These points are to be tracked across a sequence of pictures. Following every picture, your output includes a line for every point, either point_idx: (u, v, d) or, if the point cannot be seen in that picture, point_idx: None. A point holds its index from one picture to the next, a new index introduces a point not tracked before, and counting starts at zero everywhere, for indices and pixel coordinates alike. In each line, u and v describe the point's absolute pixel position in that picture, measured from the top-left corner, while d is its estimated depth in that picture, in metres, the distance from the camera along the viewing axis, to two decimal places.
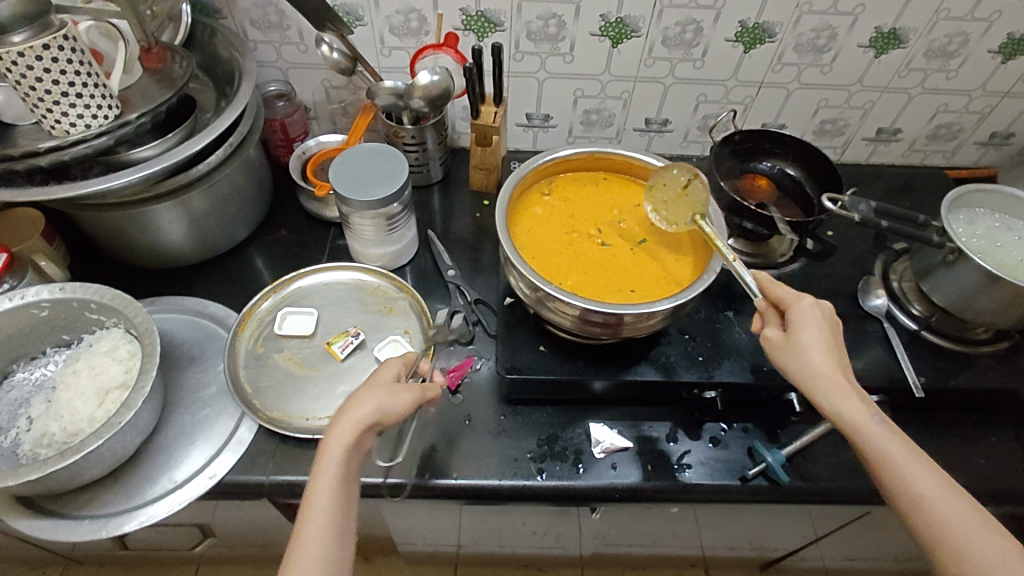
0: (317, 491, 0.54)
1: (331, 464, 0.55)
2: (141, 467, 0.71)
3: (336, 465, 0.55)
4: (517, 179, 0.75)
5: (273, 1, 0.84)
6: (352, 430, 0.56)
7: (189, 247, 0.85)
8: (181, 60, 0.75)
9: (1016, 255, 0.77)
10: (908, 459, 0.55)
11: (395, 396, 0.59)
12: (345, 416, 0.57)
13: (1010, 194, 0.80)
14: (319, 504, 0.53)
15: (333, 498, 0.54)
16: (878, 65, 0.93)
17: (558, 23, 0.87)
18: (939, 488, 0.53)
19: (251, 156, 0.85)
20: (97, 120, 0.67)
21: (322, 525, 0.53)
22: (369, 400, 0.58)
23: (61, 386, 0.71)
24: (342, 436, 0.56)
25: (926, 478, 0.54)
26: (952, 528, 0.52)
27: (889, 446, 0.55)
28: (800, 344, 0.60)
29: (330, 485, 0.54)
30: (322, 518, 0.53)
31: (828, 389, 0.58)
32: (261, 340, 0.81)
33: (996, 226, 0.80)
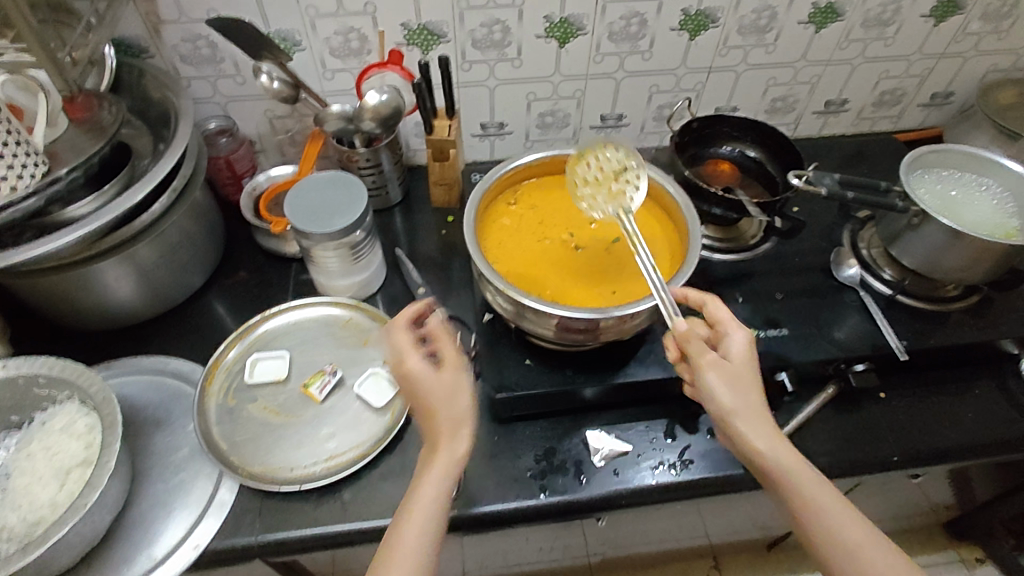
0: (420, 499, 0.54)
1: (436, 479, 0.54)
2: (115, 547, 0.65)
3: (445, 476, 0.55)
4: (481, 191, 0.73)
5: (204, 35, 0.80)
6: (455, 434, 0.56)
7: (141, 303, 0.79)
8: (110, 105, 0.70)
9: (975, 211, 0.79)
10: (830, 503, 0.54)
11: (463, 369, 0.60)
12: (437, 424, 0.57)
13: (963, 152, 0.82)
14: (422, 515, 0.53)
15: (440, 510, 0.54)
16: (819, 39, 0.94)
17: (502, 29, 0.86)
18: (863, 534, 0.53)
19: (197, 199, 0.80)
20: (24, 180, 0.61)
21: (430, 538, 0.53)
22: (455, 398, 0.58)
23: (15, 473, 0.65)
24: (447, 450, 0.56)
25: (848, 524, 0.53)
26: (875, 574, 0.52)
27: (816, 490, 0.55)
28: (716, 382, 0.57)
29: (432, 506, 0.54)
30: (418, 542, 0.52)
31: (752, 429, 0.56)
32: (231, 392, 0.76)
33: (952, 184, 0.82)
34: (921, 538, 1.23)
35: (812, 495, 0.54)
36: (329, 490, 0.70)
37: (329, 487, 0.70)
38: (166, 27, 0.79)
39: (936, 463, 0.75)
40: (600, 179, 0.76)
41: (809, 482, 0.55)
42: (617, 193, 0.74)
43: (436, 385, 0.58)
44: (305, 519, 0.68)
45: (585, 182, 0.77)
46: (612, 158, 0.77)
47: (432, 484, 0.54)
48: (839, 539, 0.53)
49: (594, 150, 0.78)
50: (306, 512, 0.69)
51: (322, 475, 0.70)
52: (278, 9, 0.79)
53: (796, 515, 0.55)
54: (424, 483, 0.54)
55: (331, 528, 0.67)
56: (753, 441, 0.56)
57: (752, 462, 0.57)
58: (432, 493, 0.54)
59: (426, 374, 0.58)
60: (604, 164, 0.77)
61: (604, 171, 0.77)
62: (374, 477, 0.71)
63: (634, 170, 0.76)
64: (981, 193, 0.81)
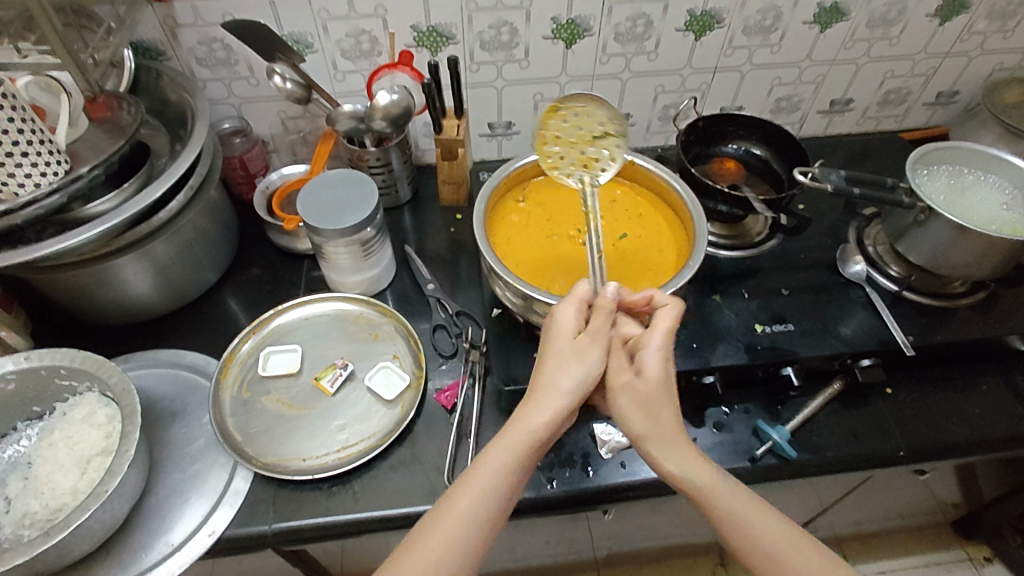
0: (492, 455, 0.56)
1: (509, 449, 0.56)
2: (133, 534, 0.67)
3: (519, 448, 0.56)
4: (490, 188, 0.75)
5: (219, 38, 0.82)
6: (550, 408, 0.57)
7: (157, 298, 0.81)
8: (129, 106, 0.72)
9: (980, 207, 0.79)
10: (748, 514, 0.55)
11: (597, 346, 0.59)
12: (541, 395, 0.58)
13: (967, 148, 0.82)
14: (492, 469, 0.55)
15: (505, 481, 0.55)
16: (824, 39, 0.95)
17: (510, 31, 0.87)
18: (782, 542, 0.55)
19: (212, 198, 0.82)
20: (47, 178, 0.64)
21: (491, 493, 0.55)
22: (567, 371, 0.58)
23: (37, 461, 0.67)
24: (528, 421, 0.57)
25: (767, 532, 0.55)
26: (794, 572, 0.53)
27: (734, 502, 0.56)
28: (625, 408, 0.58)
29: (496, 473, 0.55)
30: (475, 496, 0.55)
31: (664, 453, 0.57)
32: (245, 384, 0.78)
33: (957, 181, 0.82)
34: (929, 538, 1.22)
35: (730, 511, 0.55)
36: (341, 481, 0.71)
37: (341, 477, 0.71)
38: (183, 30, 0.81)
39: (941, 457, 0.75)
40: (572, 141, 0.75)
41: (726, 495, 0.56)
42: (590, 159, 0.74)
43: (559, 353, 0.59)
44: (317, 509, 0.70)
45: (555, 138, 0.76)
46: (591, 117, 0.77)
47: (498, 454, 0.56)
48: (762, 551, 0.54)
49: (570, 106, 0.78)
50: (318, 501, 0.70)
51: (333, 465, 0.72)
52: (291, 12, 0.81)
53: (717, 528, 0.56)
54: (494, 447, 0.56)
55: (343, 517, 0.69)
56: (668, 465, 0.57)
57: (669, 484, 0.58)
58: (495, 465, 0.55)
59: (561, 339, 0.60)
60: (580, 123, 0.77)
61: (574, 130, 0.76)
62: (385, 468, 0.72)
63: (611, 134, 0.76)
64: (993, 192, 0.81)
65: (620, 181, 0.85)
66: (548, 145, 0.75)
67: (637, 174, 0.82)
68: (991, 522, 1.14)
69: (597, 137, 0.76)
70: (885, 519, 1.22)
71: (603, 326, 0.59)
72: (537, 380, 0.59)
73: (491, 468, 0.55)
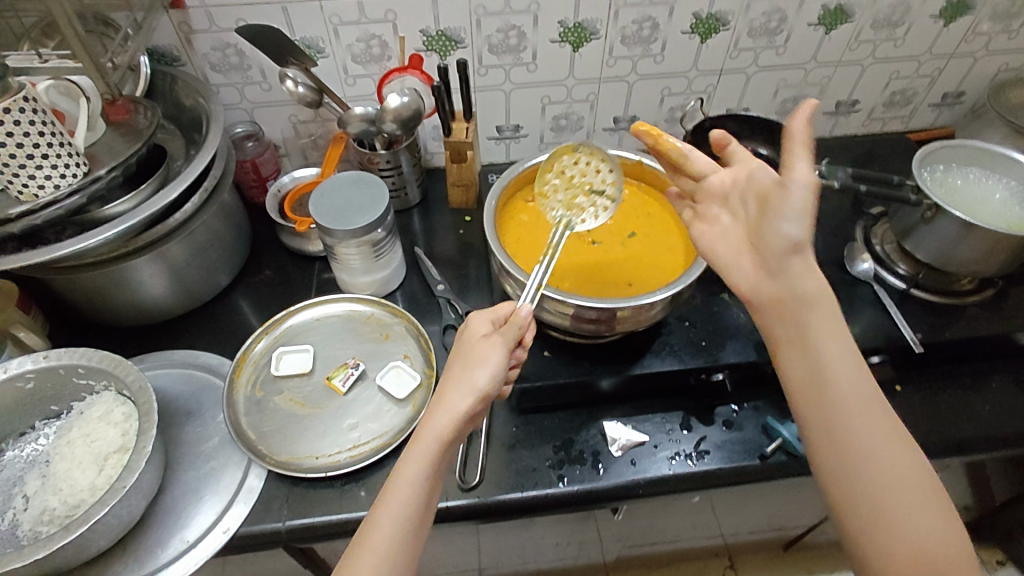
0: (405, 467, 0.54)
1: (421, 454, 0.54)
2: (149, 531, 0.68)
3: (429, 453, 0.54)
4: (500, 189, 0.76)
5: (232, 43, 0.84)
6: (453, 408, 0.55)
7: (172, 299, 0.82)
8: (146, 110, 0.73)
9: (987, 205, 0.79)
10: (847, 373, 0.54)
11: (499, 341, 0.58)
12: (447, 397, 0.56)
13: (976, 147, 0.83)
14: (404, 483, 0.53)
15: (416, 487, 0.54)
16: (829, 41, 0.96)
17: (518, 34, 0.88)
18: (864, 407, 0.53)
19: (226, 200, 0.84)
20: (66, 179, 0.65)
21: (408, 507, 0.53)
22: (471, 373, 0.56)
23: (55, 459, 0.68)
24: (432, 427, 0.55)
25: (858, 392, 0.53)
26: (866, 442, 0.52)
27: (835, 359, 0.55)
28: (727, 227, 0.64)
29: (411, 484, 0.53)
30: (394, 514, 0.53)
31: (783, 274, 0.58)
32: (258, 384, 0.79)
33: (965, 179, 0.83)
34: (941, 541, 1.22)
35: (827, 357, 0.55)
36: (354, 479, 0.72)
37: (353, 475, 0.72)
38: (197, 36, 0.83)
39: (952, 454, 0.75)
40: (570, 186, 0.77)
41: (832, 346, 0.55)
42: (579, 206, 0.76)
43: (464, 360, 0.58)
44: (330, 506, 0.70)
45: (560, 175, 0.78)
46: (598, 173, 0.77)
47: (410, 459, 0.54)
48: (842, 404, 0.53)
49: (587, 153, 0.78)
50: (331, 499, 0.71)
51: (346, 463, 0.72)
52: (303, 17, 0.82)
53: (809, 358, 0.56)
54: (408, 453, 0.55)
55: (354, 514, 0.69)
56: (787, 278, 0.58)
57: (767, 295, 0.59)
58: (406, 477, 0.54)
59: (469, 347, 0.59)
60: (586, 173, 0.77)
61: (580, 175, 0.78)
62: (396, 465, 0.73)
63: (606, 192, 0.75)
64: (999, 191, 0.81)
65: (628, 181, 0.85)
66: (549, 177, 0.79)
67: (645, 174, 0.83)
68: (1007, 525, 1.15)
69: (597, 191, 0.76)
70: None
71: (510, 329, 0.59)
72: (444, 385, 0.57)
73: (405, 479, 0.54)
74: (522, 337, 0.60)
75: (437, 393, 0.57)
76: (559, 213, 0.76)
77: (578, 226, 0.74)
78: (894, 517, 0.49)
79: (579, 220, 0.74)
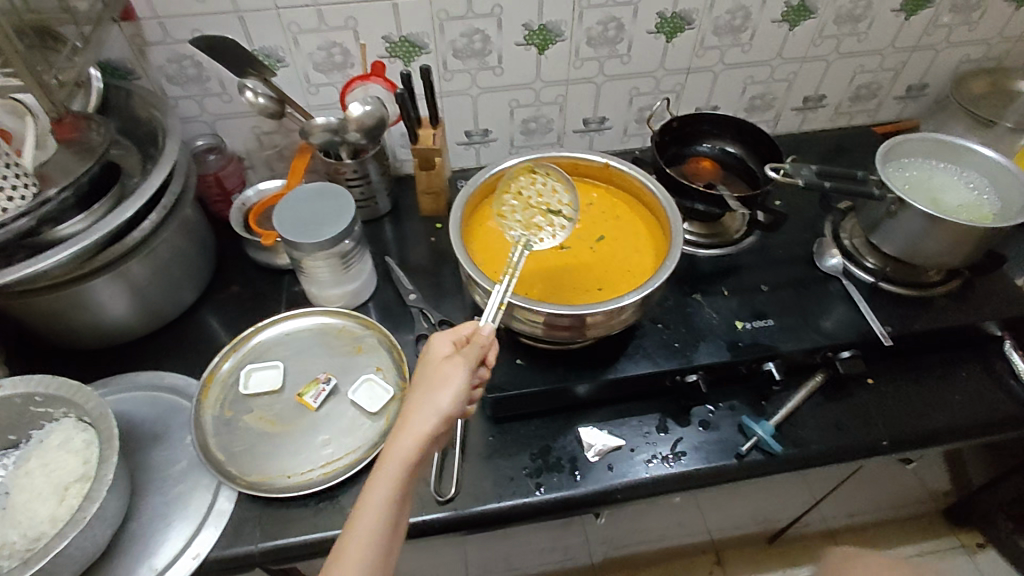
0: (370, 495, 0.53)
1: (386, 482, 0.53)
2: (116, 560, 0.66)
3: (395, 479, 0.53)
4: (465, 198, 0.74)
5: (189, 54, 0.82)
6: (417, 431, 0.54)
7: (134, 319, 0.80)
8: (98, 126, 0.71)
9: (947, 197, 0.80)
10: None
11: (461, 361, 0.57)
12: (411, 420, 0.54)
13: (938, 139, 0.83)
14: (371, 511, 0.52)
15: (381, 512, 0.53)
16: (793, 37, 0.96)
17: (482, 38, 0.87)
18: None
19: (188, 216, 0.82)
20: (14, 202, 0.63)
21: (376, 534, 0.52)
22: (435, 395, 0.55)
23: (14, 490, 0.66)
24: (396, 453, 0.54)
25: None
26: None
27: None
28: None
29: (379, 511, 0.53)
30: (361, 542, 0.52)
31: None
32: (227, 403, 0.77)
33: (927, 171, 0.84)
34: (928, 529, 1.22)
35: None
36: (327, 497, 0.71)
37: (327, 493, 0.71)
38: (152, 48, 0.81)
39: (926, 446, 0.76)
40: (528, 206, 0.77)
41: None
42: (537, 225, 0.76)
43: (426, 382, 0.56)
44: (304, 526, 0.69)
45: (518, 195, 0.78)
46: (554, 193, 0.78)
47: (374, 485, 0.53)
48: None
49: (543, 173, 0.79)
50: (305, 518, 0.69)
51: (319, 481, 0.71)
52: (261, 27, 0.81)
53: None
54: (372, 478, 0.54)
55: (329, 532, 0.68)
56: None
57: None
58: (372, 505, 0.53)
59: (431, 368, 0.57)
60: (543, 193, 0.78)
61: (539, 194, 0.78)
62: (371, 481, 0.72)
63: (564, 210, 0.76)
64: (954, 179, 0.83)
65: (596, 183, 0.84)
66: (506, 198, 0.78)
67: (612, 176, 0.82)
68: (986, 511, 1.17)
69: (553, 210, 0.77)
70: (881, 512, 1.22)
71: (472, 351, 0.58)
72: (406, 406, 0.56)
73: (372, 506, 0.53)
74: (484, 356, 0.60)
75: (400, 416, 0.56)
76: (517, 232, 0.75)
77: (536, 245, 0.74)
78: None
79: (537, 240, 0.73)
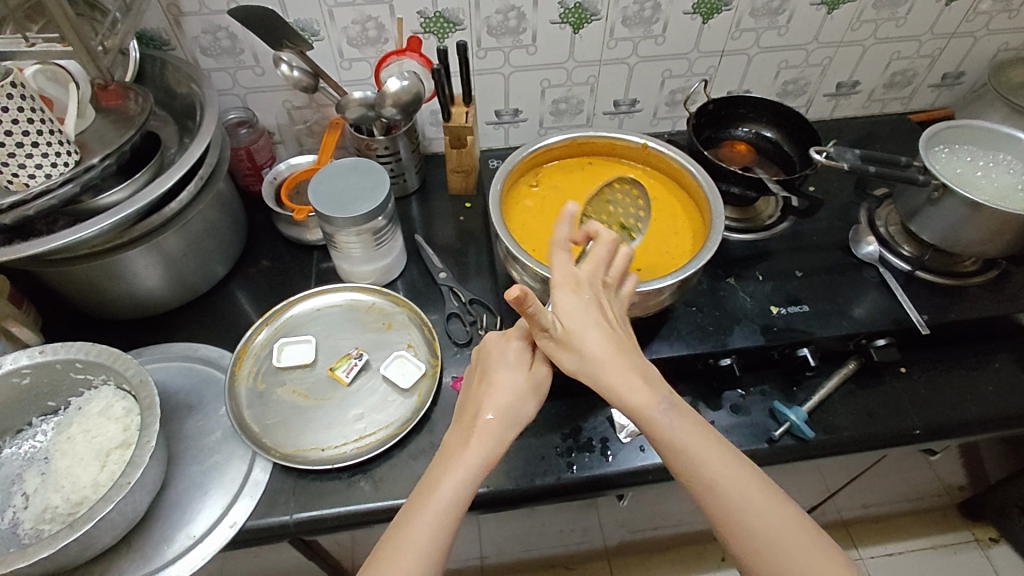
0: (447, 486, 0.52)
1: (469, 476, 0.53)
2: (154, 527, 0.66)
3: (476, 477, 0.53)
4: (505, 172, 0.74)
5: (224, 26, 0.81)
6: (502, 436, 0.55)
7: (168, 291, 0.81)
8: (138, 96, 0.71)
9: (979, 178, 0.80)
10: (697, 445, 0.53)
11: (545, 368, 0.58)
12: (496, 422, 0.55)
13: (962, 125, 0.83)
14: (446, 501, 0.51)
15: (459, 510, 0.52)
16: (831, 21, 0.95)
17: (517, 16, 0.86)
18: (729, 470, 0.52)
19: (221, 190, 0.81)
20: (57, 169, 0.63)
21: (448, 526, 0.51)
22: (521, 404, 0.57)
23: (55, 456, 0.67)
24: (481, 451, 0.54)
25: (719, 465, 0.52)
26: (714, 472, 0.52)
27: (679, 432, 0.53)
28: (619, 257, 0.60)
29: (454, 502, 0.52)
30: (434, 534, 0.50)
31: (698, 460, 0.52)
32: (260, 376, 0.77)
33: (953, 157, 0.83)
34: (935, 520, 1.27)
35: (763, 528, 0.51)
36: (361, 470, 0.71)
37: (360, 466, 0.71)
38: (187, 19, 0.80)
39: (957, 435, 0.76)
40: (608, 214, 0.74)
41: (710, 460, 0.52)
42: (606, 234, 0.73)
43: (512, 385, 0.57)
44: (338, 498, 0.69)
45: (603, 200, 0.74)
46: (632, 206, 0.75)
47: (456, 482, 0.52)
48: (696, 467, 0.52)
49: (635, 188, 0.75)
50: (339, 490, 0.70)
51: (353, 455, 0.71)
52: None
53: (701, 492, 0.52)
54: (451, 474, 0.53)
55: (363, 506, 0.69)
56: (701, 460, 0.52)
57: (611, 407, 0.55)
58: (451, 495, 0.52)
59: (510, 369, 0.58)
60: (623, 205, 0.75)
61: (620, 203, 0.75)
62: (404, 455, 0.72)
63: (633, 229, 0.75)
64: (981, 162, 0.82)
65: (632, 166, 0.85)
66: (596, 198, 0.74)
67: (650, 158, 0.82)
68: (999, 503, 1.18)
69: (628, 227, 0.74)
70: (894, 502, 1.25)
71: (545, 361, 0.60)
72: (487, 404, 0.56)
73: (449, 497, 0.52)
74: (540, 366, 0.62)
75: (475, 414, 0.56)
76: None
77: None
78: (721, 480, 0.52)
79: None
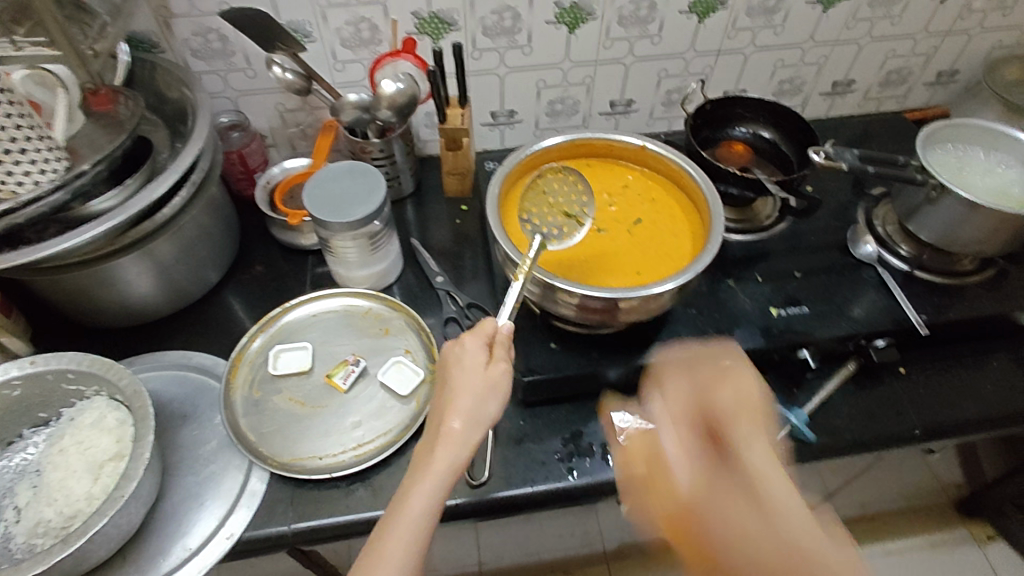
0: (415, 499, 0.51)
1: (436, 486, 0.52)
2: (149, 540, 0.65)
3: (443, 485, 0.52)
4: (504, 175, 0.73)
5: (215, 28, 0.80)
6: (468, 440, 0.54)
7: (161, 298, 0.79)
8: (128, 101, 0.70)
9: (970, 176, 0.80)
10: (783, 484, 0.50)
11: (503, 366, 0.57)
12: (459, 427, 0.54)
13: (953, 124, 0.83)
14: (416, 515, 0.51)
15: (431, 520, 0.52)
16: (826, 20, 0.95)
17: (512, 16, 0.86)
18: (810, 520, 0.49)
19: (214, 194, 0.80)
20: (46, 175, 0.61)
21: (419, 539, 0.50)
22: (483, 405, 0.55)
23: (48, 468, 0.65)
24: (445, 459, 0.53)
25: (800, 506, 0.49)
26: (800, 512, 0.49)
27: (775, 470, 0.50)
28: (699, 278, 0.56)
29: (424, 517, 0.51)
30: (406, 548, 0.50)
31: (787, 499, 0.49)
32: (256, 384, 0.76)
33: (946, 156, 0.83)
34: (933, 518, 1.27)
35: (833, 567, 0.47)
36: (360, 478, 0.70)
37: (358, 474, 0.71)
38: (176, 21, 0.79)
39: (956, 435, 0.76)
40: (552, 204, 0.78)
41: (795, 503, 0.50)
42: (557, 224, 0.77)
43: (472, 387, 0.55)
44: (337, 508, 0.69)
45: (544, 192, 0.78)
46: (577, 195, 0.79)
47: (423, 495, 0.51)
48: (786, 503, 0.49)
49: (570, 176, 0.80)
50: (337, 499, 0.69)
51: (351, 463, 0.70)
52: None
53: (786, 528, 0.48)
54: (419, 488, 0.52)
55: (362, 515, 0.68)
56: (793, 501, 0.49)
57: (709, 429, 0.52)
58: (419, 509, 0.51)
59: (471, 372, 0.56)
60: (565, 194, 0.79)
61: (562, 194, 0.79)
62: (404, 463, 0.72)
63: (580, 215, 0.78)
64: (972, 160, 0.83)
65: (631, 167, 0.84)
66: (535, 193, 0.78)
67: (648, 159, 0.81)
68: (995, 501, 1.18)
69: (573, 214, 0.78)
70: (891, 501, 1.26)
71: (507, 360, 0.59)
72: (448, 410, 0.55)
73: (418, 510, 0.51)
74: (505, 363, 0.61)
75: (438, 419, 0.55)
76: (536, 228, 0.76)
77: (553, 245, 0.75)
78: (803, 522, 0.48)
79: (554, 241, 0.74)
